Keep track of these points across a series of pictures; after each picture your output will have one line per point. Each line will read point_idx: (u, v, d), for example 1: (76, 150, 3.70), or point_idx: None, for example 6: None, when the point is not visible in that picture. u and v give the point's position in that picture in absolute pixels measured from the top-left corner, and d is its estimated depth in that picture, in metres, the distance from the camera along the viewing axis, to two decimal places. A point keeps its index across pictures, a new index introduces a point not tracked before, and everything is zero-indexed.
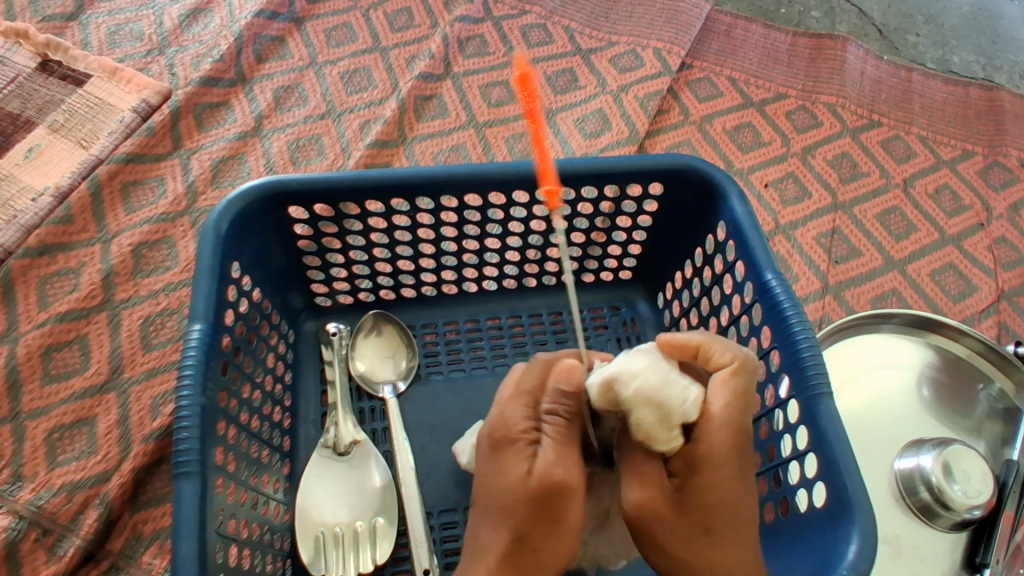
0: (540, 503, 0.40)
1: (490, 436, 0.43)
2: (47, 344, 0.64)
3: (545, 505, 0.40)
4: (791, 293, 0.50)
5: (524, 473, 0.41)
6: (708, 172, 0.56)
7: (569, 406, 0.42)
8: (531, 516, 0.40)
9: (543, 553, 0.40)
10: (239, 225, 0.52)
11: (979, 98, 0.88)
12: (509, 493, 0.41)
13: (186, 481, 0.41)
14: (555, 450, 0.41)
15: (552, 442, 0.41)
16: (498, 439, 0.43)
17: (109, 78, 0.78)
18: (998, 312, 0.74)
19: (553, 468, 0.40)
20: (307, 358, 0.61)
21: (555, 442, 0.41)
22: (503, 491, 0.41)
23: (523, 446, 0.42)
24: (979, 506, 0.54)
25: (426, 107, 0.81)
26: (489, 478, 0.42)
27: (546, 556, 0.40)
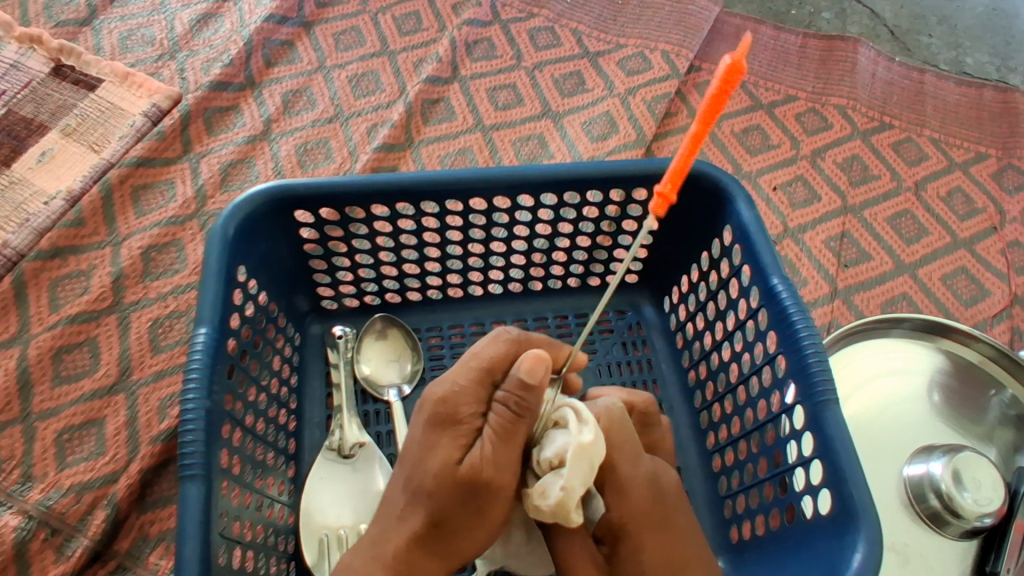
0: (459, 492, 0.40)
1: (431, 409, 0.42)
2: (58, 346, 0.64)
3: (470, 501, 0.40)
4: (797, 298, 0.50)
5: (453, 460, 0.40)
6: (716, 177, 0.56)
7: (525, 399, 0.40)
8: (456, 506, 0.40)
9: (459, 547, 0.41)
10: (246, 229, 0.52)
11: (993, 100, 0.87)
12: (436, 476, 0.40)
13: (190, 484, 0.42)
14: (494, 446, 0.40)
15: (499, 437, 0.40)
16: (438, 414, 0.41)
17: (121, 82, 0.79)
18: (1011, 317, 0.73)
19: (486, 464, 0.39)
20: (313, 361, 0.61)
21: (500, 436, 0.40)
22: (430, 473, 0.40)
23: (461, 432, 0.41)
24: (990, 514, 0.53)
25: (433, 111, 0.81)
26: (418, 453, 0.42)
27: (462, 548, 0.41)
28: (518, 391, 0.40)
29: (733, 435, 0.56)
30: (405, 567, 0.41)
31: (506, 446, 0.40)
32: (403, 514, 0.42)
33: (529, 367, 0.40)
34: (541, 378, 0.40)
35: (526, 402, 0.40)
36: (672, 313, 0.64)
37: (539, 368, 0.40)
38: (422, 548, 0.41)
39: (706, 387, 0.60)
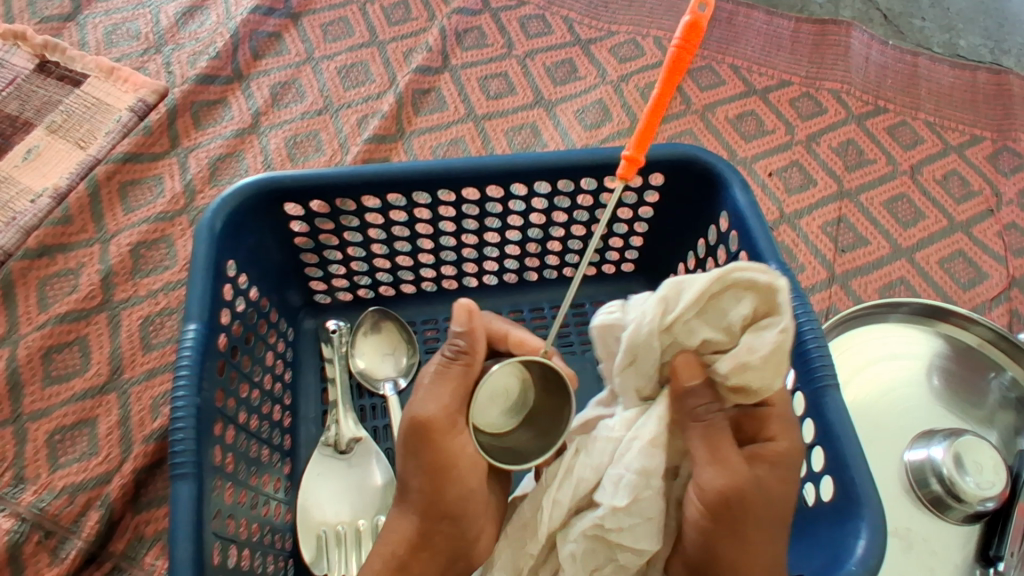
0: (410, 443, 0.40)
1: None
2: (48, 346, 0.63)
3: (422, 451, 0.39)
4: (795, 283, 0.49)
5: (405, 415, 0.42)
6: (711, 162, 0.55)
7: (457, 345, 0.41)
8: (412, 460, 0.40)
9: (437, 507, 0.40)
10: (234, 223, 0.51)
11: (987, 83, 0.86)
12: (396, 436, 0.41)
13: (182, 483, 0.41)
14: (428, 386, 0.40)
15: (430, 376, 0.40)
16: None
17: (106, 77, 0.78)
18: (1009, 300, 0.73)
19: (422, 400, 0.40)
20: (307, 356, 0.61)
21: (432, 376, 0.40)
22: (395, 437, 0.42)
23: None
24: (992, 498, 0.53)
25: (424, 101, 0.80)
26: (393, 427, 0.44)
27: (442, 508, 0.40)
28: (449, 339, 0.41)
29: None
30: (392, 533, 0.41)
31: (437, 383, 0.40)
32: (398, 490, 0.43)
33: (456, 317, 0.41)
34: (468, 324, 0.41)
35: (460, 347, 0.40)
36: None
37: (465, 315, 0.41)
38: (404, 514, 0.41)
39: None
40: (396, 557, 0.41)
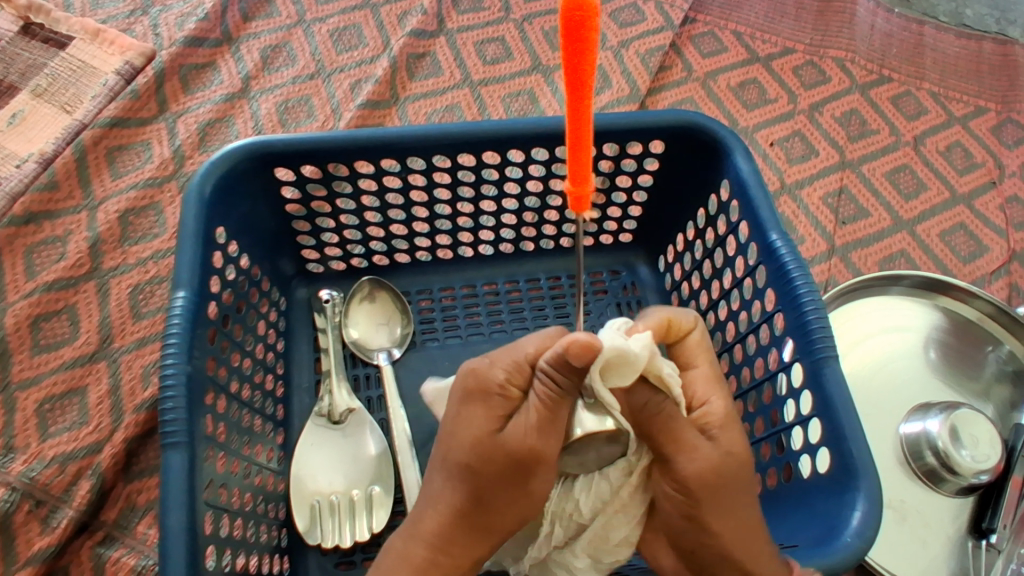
0: (506, 467, 0.36)
1: (464, 383, 0.39)
2: (35, 314, 0.62)
3: (512, 474, 0.37)
4: (796, 254, 0.48)
5: (491, 431, 0.37)
6: (713, 129, 0.54)
7: (569, 379, 0.36)
8: (494, 478, 0.37)
9: (498, 518, 0.38)
10: (224, 188, 0.50)
11: (993, 53, 0.84)
12: (473, 447, 0.37)
13: (173, 452, 0.40)
14: (539, 420, 0.36)
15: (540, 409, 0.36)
16: (470, 394, 0.38)
17: (91, 39, 0.75)
18: (1009, 273, 0.72)
19: (531, 434, 0.36)
20: (300, 325, 0.60)
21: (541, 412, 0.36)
22: (473, 445, 0.37)
23: (496, 403, 0.38)
24: (987, 471, 0.53)
25: (419, 66, 0.79)
26: (449, 427, 0.38)
27: (503, 520, 0.38)
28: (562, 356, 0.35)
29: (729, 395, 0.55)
30: (439, 542, 0.38)
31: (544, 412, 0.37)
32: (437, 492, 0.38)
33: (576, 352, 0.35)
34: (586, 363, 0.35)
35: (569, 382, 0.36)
36: (667, 272, 0.62)
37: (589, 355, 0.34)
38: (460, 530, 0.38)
39: None
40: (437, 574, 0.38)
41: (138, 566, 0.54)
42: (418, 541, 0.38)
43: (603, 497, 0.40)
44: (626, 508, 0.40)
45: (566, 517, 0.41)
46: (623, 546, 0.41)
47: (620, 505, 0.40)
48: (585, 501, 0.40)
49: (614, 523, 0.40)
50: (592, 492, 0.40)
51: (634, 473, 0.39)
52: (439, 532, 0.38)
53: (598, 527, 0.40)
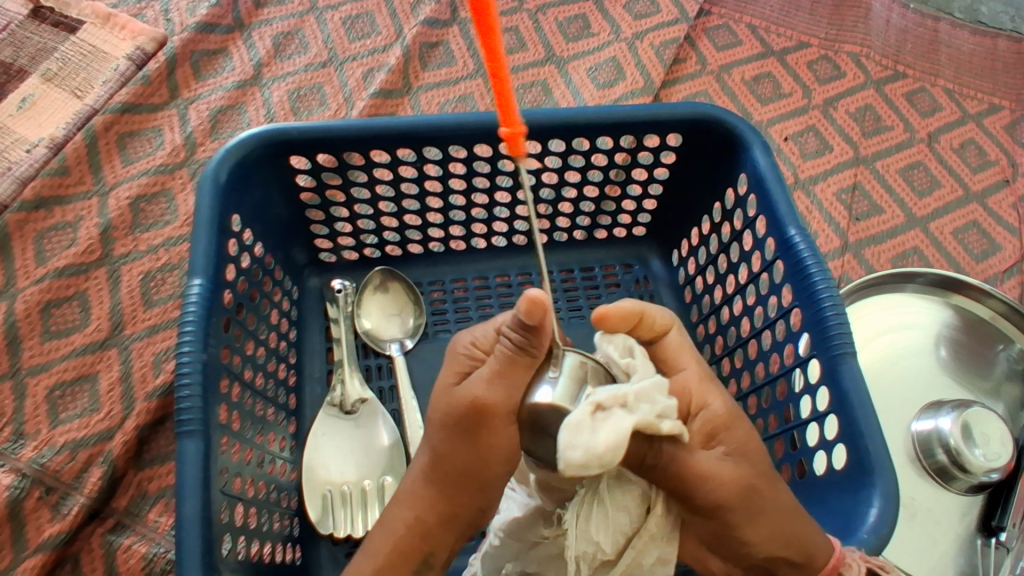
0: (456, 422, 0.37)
1: (450, 347, 0.41)
2: (46, 300, 0.62)
3: (464, 435, 0.37)
4: (815, 249, 0.48)
5: (450, 385, 0.39)
6: (731, 123, 0.54)
7: (525, 338, 0.36)
8: (447, 431, 0.38)
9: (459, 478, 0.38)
10: (240, 175, 0.50)
11: (1008, 50, 0.84)
12: (435, 405, 0.39)
13: (189, 439, 0.40)
14: (489, 375, 0.37)
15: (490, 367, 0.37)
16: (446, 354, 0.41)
17: (103, 24, 0.75)
18: (1022, 272, 0.72)
19: (478, 388, 0.37)
20: (312, 315, 0.59)
21: (492, 369, 0.37)
22: (436, 403, 0.39)
23: (460, 361, 0.39)
24: (998, 469, 0.53)
25: (431, 55, 0.78)
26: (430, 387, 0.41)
27: (460, 479, 0.38)
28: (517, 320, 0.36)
29: (743, 390, 0.55)
30: (409, 497, 0.40)
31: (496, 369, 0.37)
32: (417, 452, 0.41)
33: (533, 311, 0.35)
34: (539, 321, 0.35)
35: (527, 343, 0.36)
36: (680, 267, 0.62)
37: (539, 311, 0.35)
38: (430, 487, 0.39)
39: (715, 343, 0.58)
40: (406, 525, 0.40)
41: (149, 553, 0.54)
42: (401, 496, 0.40)
43: (623, 527, 0.38)
44: (653, 533, 0.38)
45: (591, 556, 0.38)
46: (660, 566, 0.39)
47: (647, 529, 0.38)
48: (607, 540, 0.37)
49: (646, 549, 0.38)
50: (611, 524, 0.37)
51: (656, 506, 0.38)
52: (411, 484, 0.40)
53: (630, 558, 0.38)
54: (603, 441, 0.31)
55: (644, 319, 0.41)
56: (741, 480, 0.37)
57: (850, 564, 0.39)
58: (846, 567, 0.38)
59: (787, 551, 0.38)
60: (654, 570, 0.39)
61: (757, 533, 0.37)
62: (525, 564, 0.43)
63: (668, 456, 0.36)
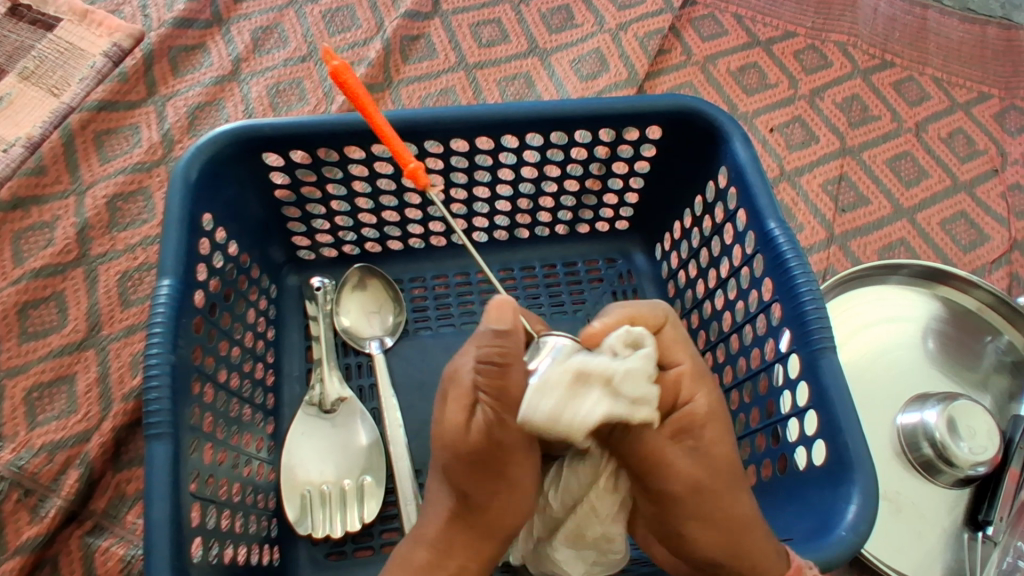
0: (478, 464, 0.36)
1: (441, 385, 0.38)
2: (23, 301, 0.61)
3: (482, 469, 0.36)
4: (795, 242, 0.47)
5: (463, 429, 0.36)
6: (711, 114, 0.53)
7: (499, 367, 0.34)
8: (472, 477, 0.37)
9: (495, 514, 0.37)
10: (210, 173, 0.49)
11: (997, 38, 0.83)
12: (445, 447, 0.37)
13: (158, 442, 0.40)
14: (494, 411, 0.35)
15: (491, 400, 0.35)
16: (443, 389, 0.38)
17: (80, 21, 0.74)
18: (1010, 263, 0.71)
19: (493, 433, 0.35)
20: (290, 313, 0.59)
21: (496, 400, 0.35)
22: (442, 441, 0.37)
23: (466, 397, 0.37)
24: (984, 463, 0.52)
25: (413, 48, 0.77)
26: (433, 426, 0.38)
27: (497, 516, 0.37)
28: (490, 345, 0.35)
29: (725, 384, 0.55)
30: (442, 544, 0.38)
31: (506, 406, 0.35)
32: (434, 498, 0.40)
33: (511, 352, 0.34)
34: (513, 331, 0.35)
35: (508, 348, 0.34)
36: (663, 260, 0.62)
37: (507, 315, 0.35)
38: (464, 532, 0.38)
39: (698, 337, 0.58)
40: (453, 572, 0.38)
41: (127, 555, 0.53)
42: (422, 542, 0.39)
43: (570, 493, 0.40)
44: (593, 506, 0.39)
45: (544, 512, 0.41)
46: (605, 542, 0.40)
47: (588, 503, 0.39)
48: (554, 497, 0.40)
49: (587, 521, 0.40)
50: (560, 488, 0.40)
51: (600, 477, 0.39)
52: (438, 530, 0.39)
53: (572, 524, 0.40)
54: (568, 418, 0.32)
55: (635, 320, 0.39)
56: (699, 481, 0.37)
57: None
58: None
59: (735, 560, 0.38)
60: (599, 543, 0.40)
61: (706, 534, 0.38)
62: (520, 532, 0.45)
63: (635, 437, 0.36)
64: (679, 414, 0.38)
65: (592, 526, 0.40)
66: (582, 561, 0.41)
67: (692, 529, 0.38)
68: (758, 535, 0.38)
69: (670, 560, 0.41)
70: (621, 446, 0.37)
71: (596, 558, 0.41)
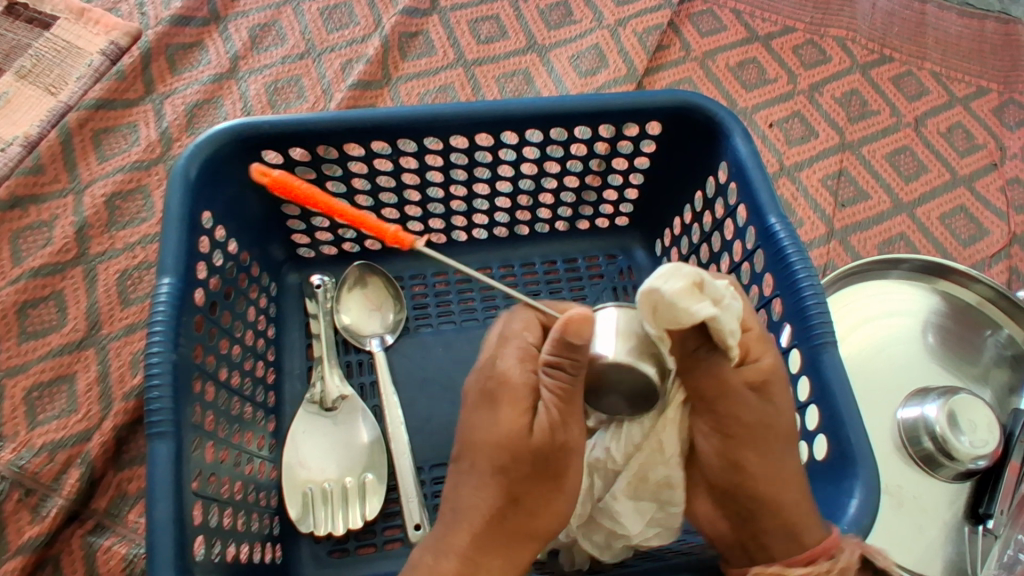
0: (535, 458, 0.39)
1: (482, 384, 0.41)
2: (22, 301, 0.61)
3: (542, 469, 0.39)
4: (795, 237, 0.47)
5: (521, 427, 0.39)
6: (711, 110, 0.53)
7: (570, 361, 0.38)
8: (524, 477, 0.39)
9: (539, 522, 0.40)
10: (209, 172, 0.49)
11: (996, 32, 0.82)
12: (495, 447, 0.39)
13: (160, 442, 0.40)
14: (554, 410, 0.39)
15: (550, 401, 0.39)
16: (491, 391, 0.40)
17: (76, 19, 0.74)
18: (1009, 256, 0.71)
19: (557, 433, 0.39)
20: (290, 311, 0.59)
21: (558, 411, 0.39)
22: (494, 442, 0.39)
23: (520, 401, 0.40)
24: (984, 456, 0.53)
25: (411, 45, 0.77)
26: (480, 430, 0.40)
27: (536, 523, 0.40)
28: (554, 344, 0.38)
29: None
30: (471, 562, 0.38)
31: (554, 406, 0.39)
32: (466, 507, 0.40)
33: (574, 327, 0.37)
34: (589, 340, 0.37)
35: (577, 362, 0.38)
36: (663, 256, 0.61)
37: (586, 328, 0.37)
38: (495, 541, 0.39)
39: None
40: None
41: (129, 554, 0.53)
42: (446, 551, 0.39)
43: (633, 441, 0.41)
44: (659, 447, 0.41)
45: (602, 467, 0.43)
46: (664, 490, 0.41)
47: (655, 440, 0.41)
48: (617, 448, 0.42)
49: (649, 466, 0.41)
50: (622, 439, 0.41)
51: (668, 408, 0.41)
52: (471, 540, 0.39)
53: (634, 469, 0.41)
54: (684, 306, 0.35)
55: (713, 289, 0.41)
56: (771, 421, 0.40)
57: (843, 548, 0.38)
58: (839, 550, 0.38)
59: (782, 509, 0.39)
60: (658, 491, 0.41)
61: (760, 468, 0.39)
62: None
63: (714, 361, 0.39)
64: (748, 366, 0.40)
65: (653, 474, 0.41)
66: (641, 516, 0.42)
67: (747, 459, 0.40)
68: (801, 496, 0.39)
69: (710, 513, 0.42)
70: (697, 372, 0.40)
71: (654, 513, 0.42)
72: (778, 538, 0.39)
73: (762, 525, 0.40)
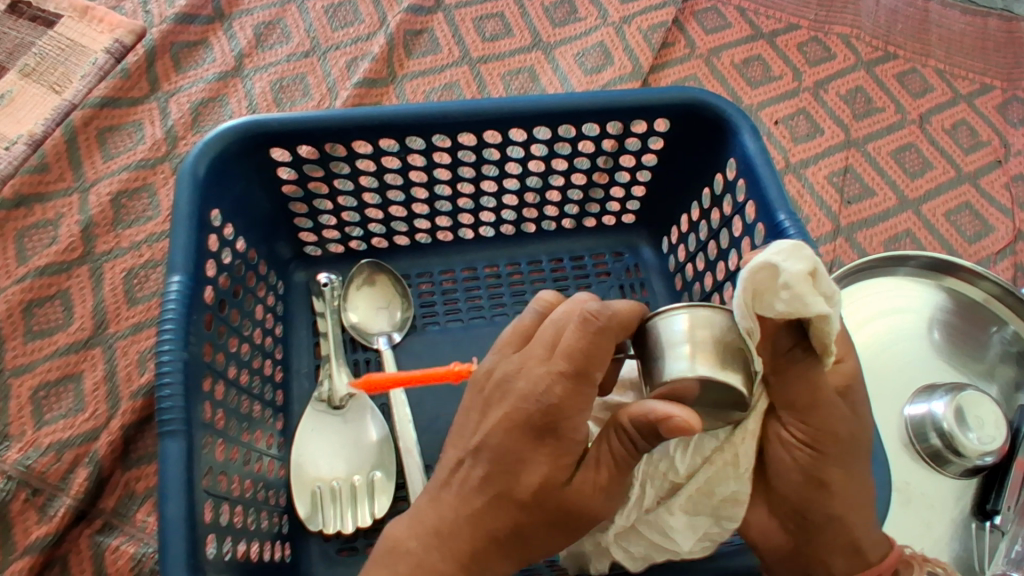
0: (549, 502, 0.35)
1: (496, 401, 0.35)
2: (28, 300, 0.61)
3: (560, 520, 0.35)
4: (805, 235, 0.47)
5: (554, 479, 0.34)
6: (719, 107, 0.53)
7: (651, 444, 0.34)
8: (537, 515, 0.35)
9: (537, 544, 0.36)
10: (218, 169, 0.49)
11: (999, 29, 0.82)
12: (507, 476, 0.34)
13: (171, 440, 0.40)
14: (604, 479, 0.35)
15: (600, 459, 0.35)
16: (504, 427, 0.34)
17: (80, 18, 0.73)
18: (1015, 253, 0.71)
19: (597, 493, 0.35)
20: (298, 309, 0.59)
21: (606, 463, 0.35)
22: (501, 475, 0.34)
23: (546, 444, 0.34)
24: (991, 452, 0.53)
25: (416, 43, 0.77)
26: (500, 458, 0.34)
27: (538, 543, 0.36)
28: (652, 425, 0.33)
29: None
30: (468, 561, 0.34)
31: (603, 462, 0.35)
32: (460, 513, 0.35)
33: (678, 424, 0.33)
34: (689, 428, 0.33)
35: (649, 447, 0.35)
36: (671, 254, 0.61)
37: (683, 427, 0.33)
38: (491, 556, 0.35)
39: None
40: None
41: (137, 554, 0.53)
42: (443, 549, 0.34)
43: (701, 449, 0.39)
44: (733, 465, 0.38)
45: (659, 476, 0.39)
46: (731, 507, 0.39)
47: (730, 455, 0.38)
48: (682, 459, 0.39)
49: (719, 481, 0.38)
50: (690, 449, 0.39)
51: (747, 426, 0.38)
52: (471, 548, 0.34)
53: (701, 482, 0.39)
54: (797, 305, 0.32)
55: None
56: (857, 434, 0.37)
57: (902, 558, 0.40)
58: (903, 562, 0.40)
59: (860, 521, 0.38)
60: (723, 507, 0.39)
61: (846, 487, 0.37)
62: None
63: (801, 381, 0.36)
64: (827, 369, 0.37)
65: (723, 490, 0.39)
66: (695, 533, 0.40)
67: (841, 478, 0.37)
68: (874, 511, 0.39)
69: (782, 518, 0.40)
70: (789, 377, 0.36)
71: (709, 529, 0.40)
72: (845, 551, 0.39)
73: (833, 538, 0.39)
